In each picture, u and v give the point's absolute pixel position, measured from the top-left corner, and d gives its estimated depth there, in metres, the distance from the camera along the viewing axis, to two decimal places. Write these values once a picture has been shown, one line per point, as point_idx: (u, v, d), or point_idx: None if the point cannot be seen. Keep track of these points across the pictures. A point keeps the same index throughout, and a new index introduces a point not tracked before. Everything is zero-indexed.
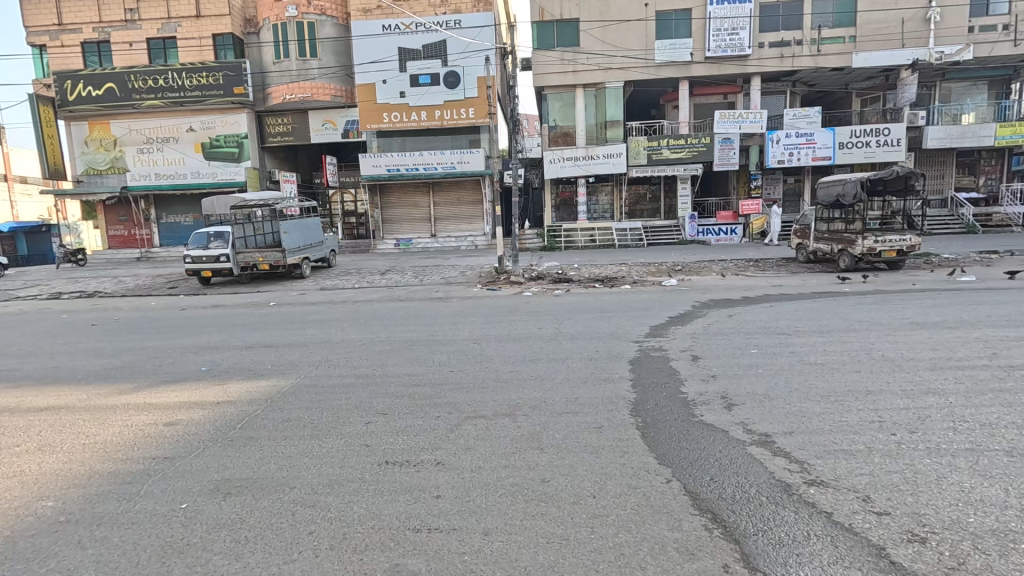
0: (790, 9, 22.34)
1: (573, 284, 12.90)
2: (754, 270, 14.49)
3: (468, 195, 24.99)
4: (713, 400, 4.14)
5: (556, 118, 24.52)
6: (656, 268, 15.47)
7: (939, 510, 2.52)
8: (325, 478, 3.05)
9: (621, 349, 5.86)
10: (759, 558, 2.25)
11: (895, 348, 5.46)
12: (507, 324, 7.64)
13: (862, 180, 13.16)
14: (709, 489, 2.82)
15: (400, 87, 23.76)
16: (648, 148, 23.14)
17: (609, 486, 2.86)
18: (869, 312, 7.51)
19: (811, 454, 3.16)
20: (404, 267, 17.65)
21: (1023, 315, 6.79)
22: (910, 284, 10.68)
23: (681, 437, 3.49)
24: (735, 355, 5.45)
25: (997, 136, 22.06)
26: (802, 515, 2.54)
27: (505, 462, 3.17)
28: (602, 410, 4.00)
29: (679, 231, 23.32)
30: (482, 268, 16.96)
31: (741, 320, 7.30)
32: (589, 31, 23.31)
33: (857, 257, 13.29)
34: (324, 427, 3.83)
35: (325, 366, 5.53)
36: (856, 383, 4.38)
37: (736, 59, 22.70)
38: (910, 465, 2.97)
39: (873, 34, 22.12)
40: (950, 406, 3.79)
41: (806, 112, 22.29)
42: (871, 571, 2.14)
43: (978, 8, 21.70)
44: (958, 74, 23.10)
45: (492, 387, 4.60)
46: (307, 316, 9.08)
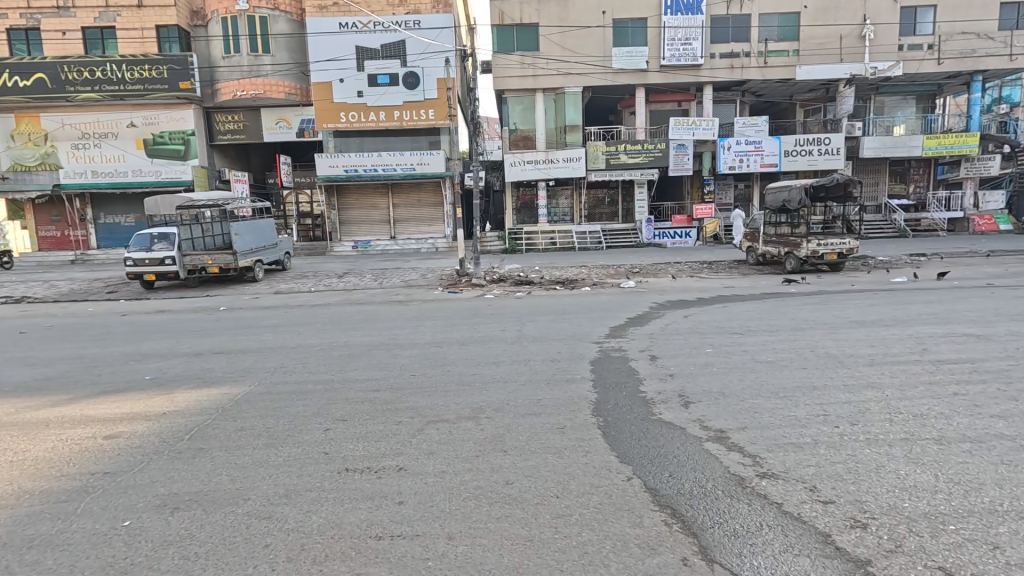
0: (738, 22, 23.37)
1: (534, 286, 12.97)
2: (707, 272, 15.04)
3: (428, 197, 24.78)
4: (671, 398, 4.26)
5: (516, 121, 24.71)
6: (615, 270, 15.81)
7: (878, 497, 2.69)
8: (282, 488, 2.95)
9: (582, 350, 5.94)
10: (715, 550, 2.33)
11: (836, 345, 5.79)
12: (470, 326, 7.62)
13: (806, 187, 13.93)
14: (668, 485, 2.90)
15: (357, 87, 23.33)
16: (607, 152, 23.58)
17: (573, 486, 2.90)
18: (814, 312, 7.93)
19: (763, 448, 3.30)
20: (362, 270, 17.32)
21: (948, 313, 7.33)
22: (850, 285, 11.33)
23: (642, 435, 3.58)
24: (691, 353, 5.64)
25: (925, 147, 23.60)
26: (754, 508, 2.65)
27: (468, 466, 3.15)
28: (565, 410, 4.05)
29: (636, 235, 23.89)
30: (443, 270, 16.88)
31: (696, 321, 7.59)
32: (548, 36, 23.60)
33: (801, 260, 13.96)
34: (280, 435, 3.70)
35: (281, 372, 5.34)
36: (803, 379, 4.61)
37: (689, 68, 23.52)
38: (852, 455, 3.15)
39: (816, 49, 23.37)
40: (886, 399, 4.05)
41: (755, 121, 23.26)
42: (818, 557, 2.25)
43: (907, 28, 23.33)
44: (890, 88, 24.80)
45: (454, 391, 4.57)
46: (261, 321, 8.78)
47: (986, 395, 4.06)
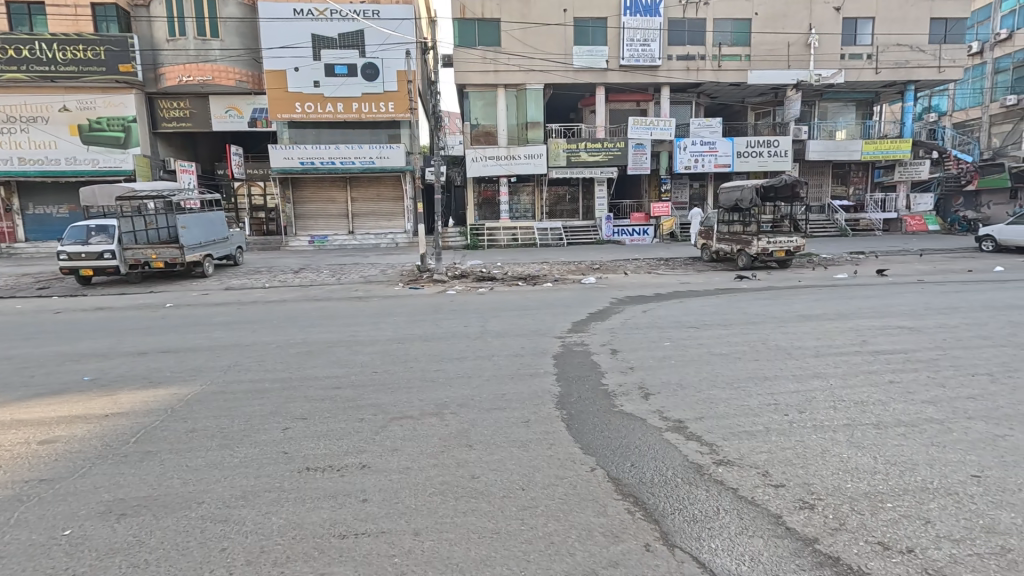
0: (694, 25, 24.07)
1: (496, 282, 12.98)
2: (664, 268, 15.44)
3: (388, 192, 24.30)
4: (631, 391, 4.37)
5: (478, 117, 24.58)
6: (575, 266, 15.99)
7: (824, 479, 2.86)
8: (238, 491, 2.84)
9: (545, 345, 6.00)
10: (676, 535, 2.41)
11: (785, 337, 6.09)
12: (432, 322, 7.56)
13: (757, 187, 14.53)
14: (630, 474, 2.98)
15: (314, 76, 22.63)
16: (568, 150, 23.82)
17: (538, 478, 2.93)
18: (764, 306, 8.30)
19: (718, 436, 3.44)
20: (319, 266, 16.85)
21: (886, 307, 7.84)
22: (797, 281, 11.91)
23: (603, 427, 3.66)
24: (650, 347, 5.81)
25: (863, 151, 25.03)
26: (711, 494, 2.75)
27: (433, 461, 3.13)
28: (529, 404, 4.08)
29: (596, 232, 24.25)
30: (403, 266, 16.66)
31: (655, 315, 7.79)
32: (509, 32, 23.61)
33: (753, 257, 14.57)
34: (235, 435, 3.57)
35: (235, 371, 5.14)
36: (755, 370, 4.84)
37: (647, 68, 24.03)
38: (800, 441, 3.33)
39: (766, 55, 24.38)
40: (830, 387, 4.30)
41: (709, 122, 24.04)
42: (771, 538, 2.37)
43: (848, 38, 24.67)
44: (833, 94, 26.19)
45: (417, 387, 4.53)
46: (212, 318, 8.39)
47: (917, 382, 4.38)
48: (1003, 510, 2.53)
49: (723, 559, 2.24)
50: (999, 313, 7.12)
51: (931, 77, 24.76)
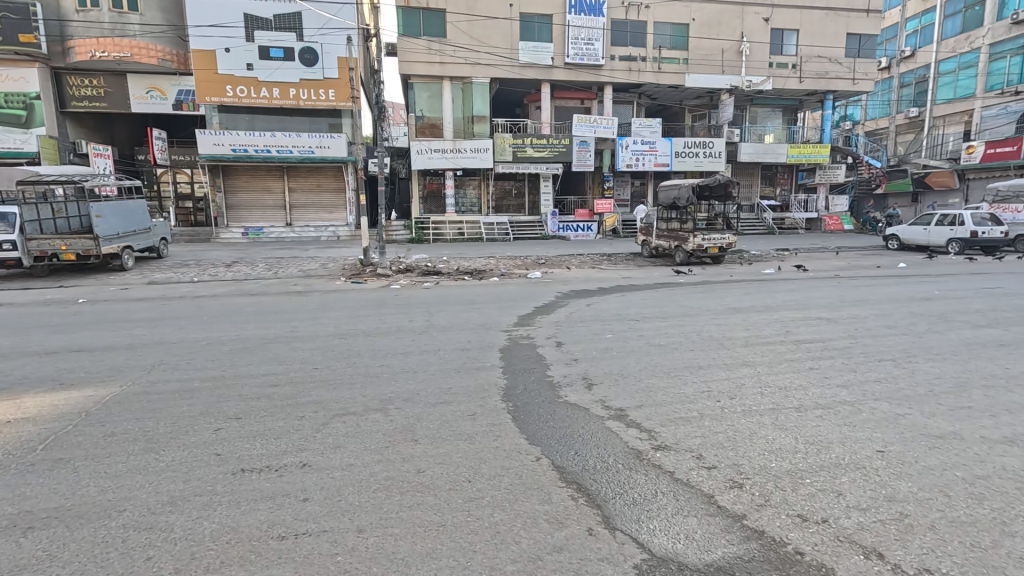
0: (635, 27, 24.80)
1: (442, 277, 12.85)
2: (606, 263, 15.84)
3: (329, 182, 23.42)
4: (575, 381, 4.49)
5: (423, 108, 24.23)
6: (521, 261, 16.13)
7: (751, 459, 3.06)
8: (164, 496, 2.66)
9: (491, 339, 6.01)
10: (617, 518, 2.50)
11: (717, 328, 6.45)
12: (375, 317, 7.39)
13: (693, 186, 15.32)
14: (573, 463, 3.05)
15: (246, 59, 21.40)
16: (513, 145, 23.84)
17: (484, 470, 2.95)
18: (699, 300, 8.74)
19: (656, 423, 3.59)
20: (255, 259, 16.05)
21: (805, 300, 8.47)
22: (728, 276, 12.61)
23: (548, 417, 3.74)
24: (594, 339, 5.97)
25: (789, 154, 26.76)
26: (650, 477, 2.88)
27: (377, 457, 3.08)
28: (475, 397, 4.09)
29: (542, 227, 24.52)
30: (344, 260, 16.16)
31: (597, 309, 8.01)
32: (455, 23, 23.32)
33: (689, 253, 15.27)
34: (162, 438, 3.34)
35: (160, 370, 4.80)
36: (690, 359, 5.10)
37: (591, 67, 24.54)
38: (730, 425, 3.55)
39: (702, 59, 25.50)
40: (757, 374, 4.62)
41: (649, 122, 24.86)
42: (704, 515, 2.51)
43: (775, 47, 26.26)
44: (762, 100, 27.82)
45: (363, 382, 4.44)
46: (133, 314, 7.80)
47: (833, 368, 4.78)
48: (901, 479, 2.82)
49: (660, 538, 2.35)
50: (900, 305, 7.89)
51: (847, 88, 26.84)
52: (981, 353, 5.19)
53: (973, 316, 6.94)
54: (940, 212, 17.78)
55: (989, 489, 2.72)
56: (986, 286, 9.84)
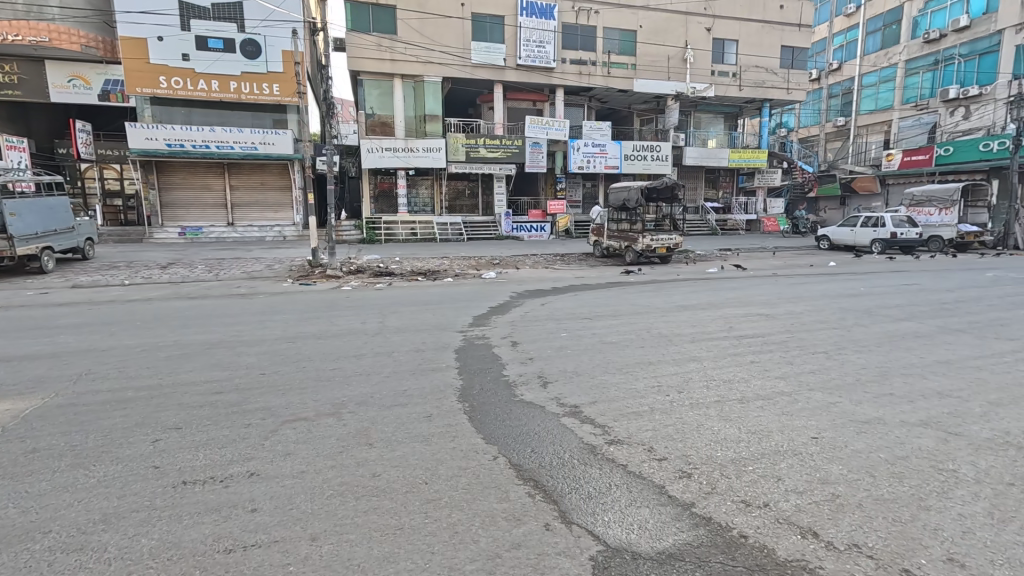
0: (585, 32, 25.34)
1: (395, 278, 12.61)
2: (560, 263, 16.05)
3: (274, 180, 22.52)
4: (531, 379, 4.54)
5: (373, 106, 23.71)
6: (476, 261, 16.09)
7: (699, 450, 3.20)
8: (97, 514, 2.49)
9: (446, 339, 5.98)
10: (572, 513, 2.55)
11: (666, 325, 6.69)
12: (326, 319, 7.19)
13: (641, 188, 15.87)
14: (530, 460, 3.09)
15: (182, 49, 20.26)
16: (466, 145, 23.75)
17: (441, 471, 2.93)
18: (649, 298, 9.04)
19: (610, 419, 3.69)
20: (194, 260, 15.22)
21: (747, 297, 8.93)
22: (676, 275, 13.11)
23: (505, 416, 3.76)
24: (549, 338, 6.05)
25: (730, 158, 28.07)
26: (604, 471, 2.96)
27: (331, 463, 3.00)
28: (431, 399, 4.06)
29: (496, 227, 24.58)
30: (291, 261, 15.59)
31: (551, 308, 8.14)
32: (406, 20, 22.99)
33: (639, 253, 15.73)
34: (93, 452, 3.11)
35: (87, 380, 4.46)
36: (642, 355, 5.28)
37: (543, 70, 24.81)
38: (679, 418, 3.69)
39: (649, 65, 26.37)
40: (704, 368, 4.83)
41: (600, 125, 25.42)
42: (656, 506, 2.61)
43: (717, 56, 27.49)
44: (705, 106, 29.04)
45: (314, 386, 4.30)
46: (55, 320, 7.22)
47: (772, 361, 5.07)
48: (833, 463, 3.03)
49: (615, 530, 2.41)
50: (831, 301, 8.46)
51: (782, 97, 28.41)
52: (901, 345, 5.64)
53: (894, 311, 7.54)
54: (865, 215, 19.16)
55: (908, 468, 2.97)
56: (905, 282, 10.69)
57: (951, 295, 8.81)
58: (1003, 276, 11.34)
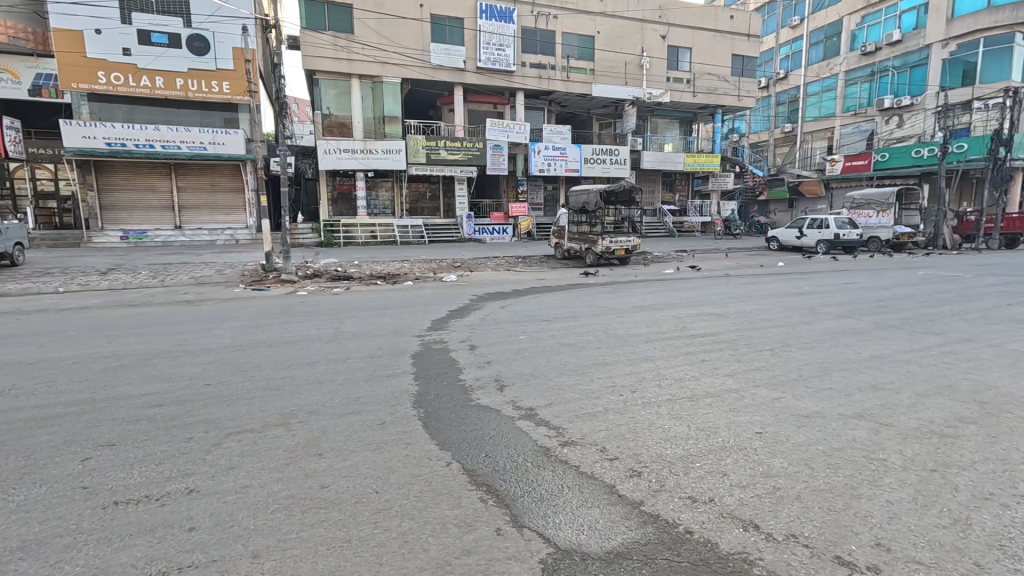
0: (544, 36, 25.61)
1: (353, 282, 12.37)
2: (521, 266, 16.13)
3: (225, 182, 21.70)
4: (487, 383, 4.53)
5: (330, 106, 23.19)
6: (438, 264, 15.97)
7: (649, 447, 3.28)
8: (15, 542, 2.32)
9: (403, 344, 5.89)
10: (524, 516, 2.55)
11: (622, 326, 6.81)
12: (278, 326, 6.97)
13: (600, 192, 16.12)
14: (483, 465, 3.08)
15: (122, 43, 19.22)
16: (427, 147, 23.53)
17: (393, 479, 2.88)
18: (606, 299, 9.20)
19: (564, 420, 3.73)
20: (137, 265, 14.47)
21: (701, 297, 9.21)
22: (634, 276, 13.40)
23: (460, 420, 3.74)
24: (507, 341, 6.06)
25: (686, 162, 28.90)
26: (557, 473, 2.97)
27: (277, 476, 2.89)
28: (385, 405, 3.99)
29: (458, 230, 24.51)
30: (244, 265, 15.06)
31: (511, 310, 8.16)
32: (363, 20, 22.62)
33: (598, 255, 16.00)
34: (12, 475, 2.89)
35: (10, 396, 4.15)
36: (597, 356, 5.35)
37: (503, 73, 24.85)
38: (632, 417, 3.77)
39: (607, 71, 26.89)
40: (657, 367, 4.95)
41: (560, 128, 25.76)
42: (606, 505, 2.65)
43: (672, 63, 28.32)
44: (661, 111, 29.83)
45: (261, 397, 4.13)
46: None
47: (721, 359, 5.25)
48: (775, 457, 3.15)
49: (566, 531, 2.43)
50: (779, 300, 8.83)
51: (733, 104, 29.51)
52: (841, 341, 5.95)
53: (835, 308, 7.94)
54: (810, 217, 20.17)
55: (843, 459, 3.13)
56: (846, 281, 11.27)
57: (888, 293, 9.38)
58: (934, 274, 12.15)
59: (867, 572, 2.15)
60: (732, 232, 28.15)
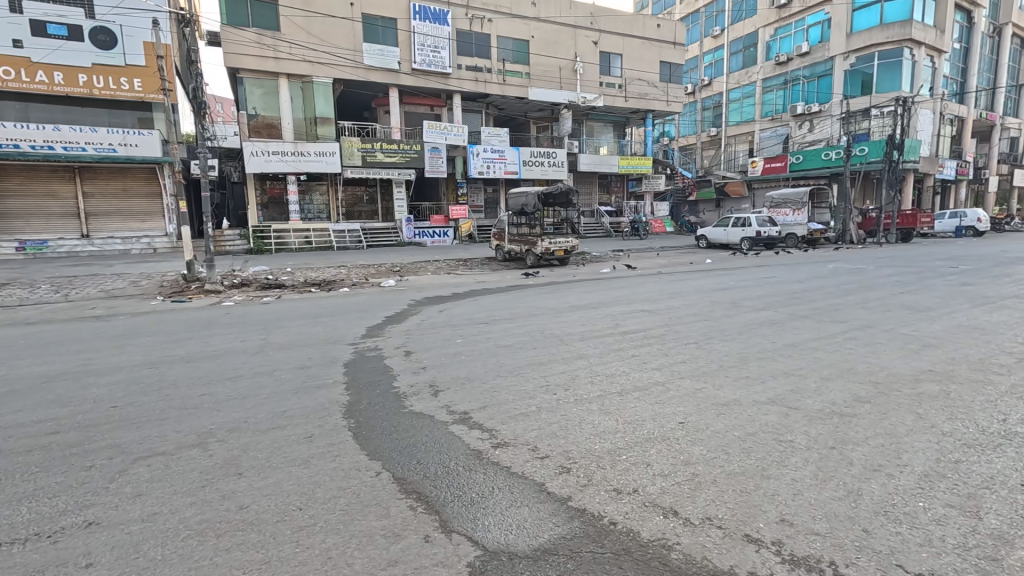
0: (479, 39, 25.68)
1: (285, 290, 11.85)
2: (462, 269, 16.07)
3: (139, 186, 20.11)
4: (422, 390, 4.47)
5: (256, 106, 22.08)
6: (376, 269, 15.60)
7: (578, 443, 3.36)
8: None
9: (335, 353, 5.72)
10: (453, 520, 2.55)
11: (558, 325, 6.96)
12: (198, 340, 6.55)
13: (538, 194, 16.34)
14: (413, 471, 3.05)
15: (12, 33, 17.36)
16: (362, 149, 22.94)
17: (318, 493, 2.79)
18: (544, 299, 9.35)
19: (497, 421, 3.75)
20: (36, 279, 13.12)
21: (634, 295, 9.56)
22: (574, 276, 13.70)
23: (392, 429, 3.67)
24: (443, 345, 6.02)
25: (621, 165, 29.84)
26: (488, 475, 3.00)
27: (191, 500, 2.72)
28: (313, 418, 3.85)
29: (397, 234, 24.07)
30: (163, 276, 14.04)
31: (450, 314, 8.10)
32: (289, 17, 21.75)
33: (538, 256, 16.23)
34: None
35: None
36: (533, 356, 5.43)
37: (439, 75, 24.68)
38: (563, 415, 3.86)
39: (542, 75, 27.37)
40: (589, 364, 5.10)
41: (497, 132, 25.98)
42: (534, 503, 2.69)
43: (604, 69, 29.23)
44: (596, 115, 30.72)
45: (175, 417, 3.86)
46: None
47: (649, 353, 5.49)
48: (694, 445, 3.32)
49: (494, 532, 2.46)
50: (705, 295, 9.32)
51: (663, 109, 30.82)
52: (759, 332, 6.36)
53: (754, 301, 8.51)
54: (735, 216, 21.48)
55: (755, 442, 3.35)
56: (766, 275, 12.09)
57: (801, 286, 10.14)
58: (840, 267, 13.28)
59: (772, 547, 2.32)
60: (641, 234, 27.10)
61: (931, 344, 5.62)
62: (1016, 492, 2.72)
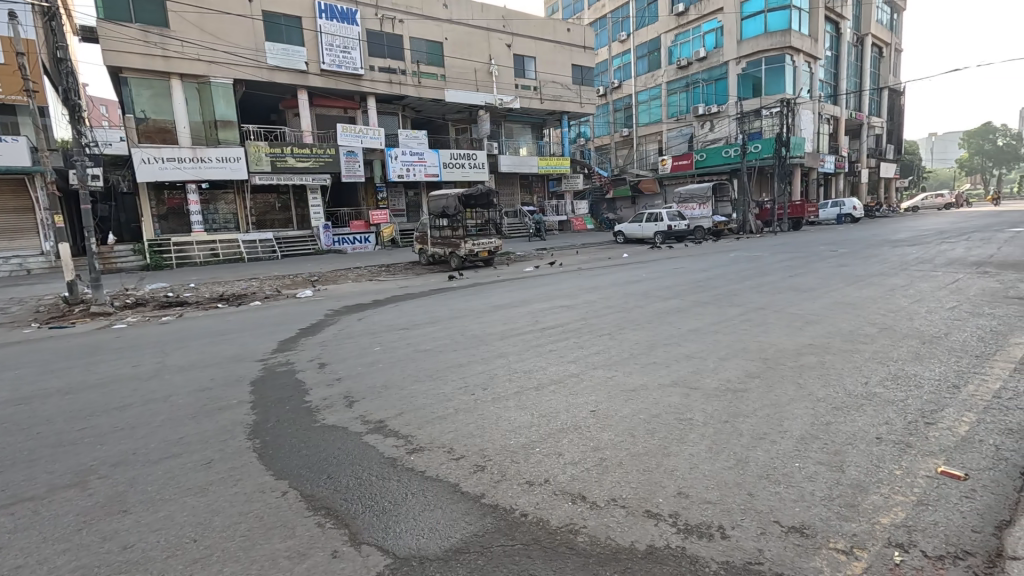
0: (391, 40, 25.16)
1: (187, 307, 10.99)
2: (385, 274, 15.69)
3: (4, 201, 17.72)
4: (336, 402, 4.32)
5: (145, 108, 20.20)
6: (292, 280, 14.88)
7: (493, 441, 3.41)
8: None
9: (241, 371, 5.37)
10: (363, 532, 2.49)
11: (479, 326, 7.00)
12: (81, 369, 5.88)
13: (459, 196, 16.25)
14: (324, 487, 2.94)
15: None
16: (271, 154, 21.71)
17: (216, 522, 2.61)
18: (467, 301, 9.36)
19: (413, 427, 3.71)
20: None
21: (556, 291, 9.83)
22: (498, 276, 13.83)
23: (302, 445, 3.51)
24: (360, 354, 5.85)
25: (541, 165, 30.37)
26: (402, 482, 2.96)
27: (65, 546, 2.46)
28: (213, 442, 3.59)
29: (314, 241, 23.05)
30: (39, 299, 12.52)
31: (369, 322, 7.89)
32: (180, 13, 20.12)
33: (462, 258, 16.21)
34: None
35: None
36: (453, 359, 5.42)
37: (350, 77, 23.89)
38: (480, 414, 3.88)
39: (457, 77, 27.35)
40: (508, 362, 5.17)
41: (415, 133, 25.29)
42: (447, 504, 2.69)
43: (519, 71, 29.72)
44: (514, 117, 31.16)
45: (47, 457, 3.45)
46: None
47: (566, 347, 5.67)
48: (604, 431, 3.48)
49: (406, 538, 2.43)
50: (622, 287, 9.75)
51: (577, 110, 31.83)
52: (667, 320, 6.76)
53: (664, 291, 9.04)
54: (648, 212, 22.70)
55: (659, 423, 3.57)
56: (676, 266, 12.88)
57: (707, 274, 10.91)
58: (741, 256, 14.41)
59: (669, 519, 2.48)
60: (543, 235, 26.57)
61: (812, 321, 6.27)
62: (872, 445, 3.10)
